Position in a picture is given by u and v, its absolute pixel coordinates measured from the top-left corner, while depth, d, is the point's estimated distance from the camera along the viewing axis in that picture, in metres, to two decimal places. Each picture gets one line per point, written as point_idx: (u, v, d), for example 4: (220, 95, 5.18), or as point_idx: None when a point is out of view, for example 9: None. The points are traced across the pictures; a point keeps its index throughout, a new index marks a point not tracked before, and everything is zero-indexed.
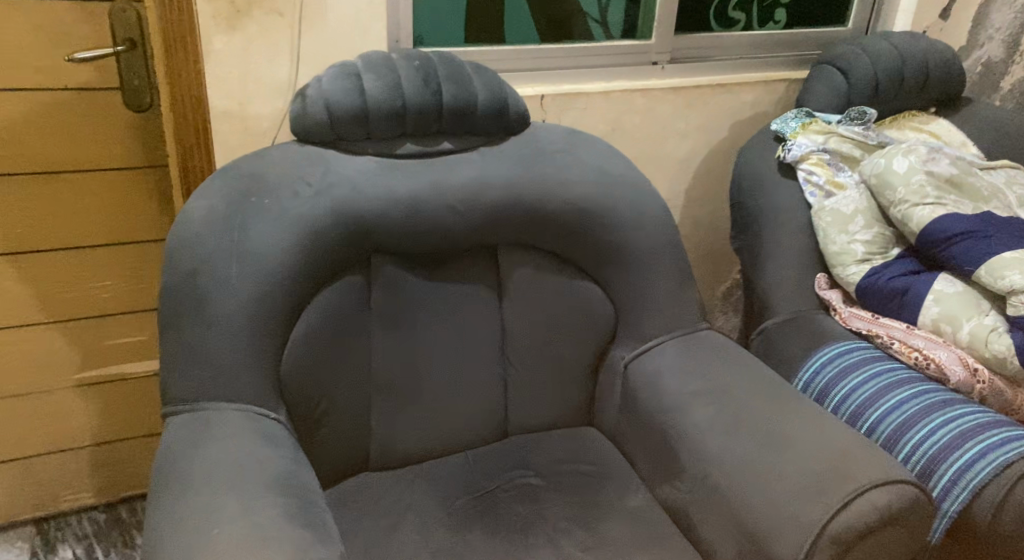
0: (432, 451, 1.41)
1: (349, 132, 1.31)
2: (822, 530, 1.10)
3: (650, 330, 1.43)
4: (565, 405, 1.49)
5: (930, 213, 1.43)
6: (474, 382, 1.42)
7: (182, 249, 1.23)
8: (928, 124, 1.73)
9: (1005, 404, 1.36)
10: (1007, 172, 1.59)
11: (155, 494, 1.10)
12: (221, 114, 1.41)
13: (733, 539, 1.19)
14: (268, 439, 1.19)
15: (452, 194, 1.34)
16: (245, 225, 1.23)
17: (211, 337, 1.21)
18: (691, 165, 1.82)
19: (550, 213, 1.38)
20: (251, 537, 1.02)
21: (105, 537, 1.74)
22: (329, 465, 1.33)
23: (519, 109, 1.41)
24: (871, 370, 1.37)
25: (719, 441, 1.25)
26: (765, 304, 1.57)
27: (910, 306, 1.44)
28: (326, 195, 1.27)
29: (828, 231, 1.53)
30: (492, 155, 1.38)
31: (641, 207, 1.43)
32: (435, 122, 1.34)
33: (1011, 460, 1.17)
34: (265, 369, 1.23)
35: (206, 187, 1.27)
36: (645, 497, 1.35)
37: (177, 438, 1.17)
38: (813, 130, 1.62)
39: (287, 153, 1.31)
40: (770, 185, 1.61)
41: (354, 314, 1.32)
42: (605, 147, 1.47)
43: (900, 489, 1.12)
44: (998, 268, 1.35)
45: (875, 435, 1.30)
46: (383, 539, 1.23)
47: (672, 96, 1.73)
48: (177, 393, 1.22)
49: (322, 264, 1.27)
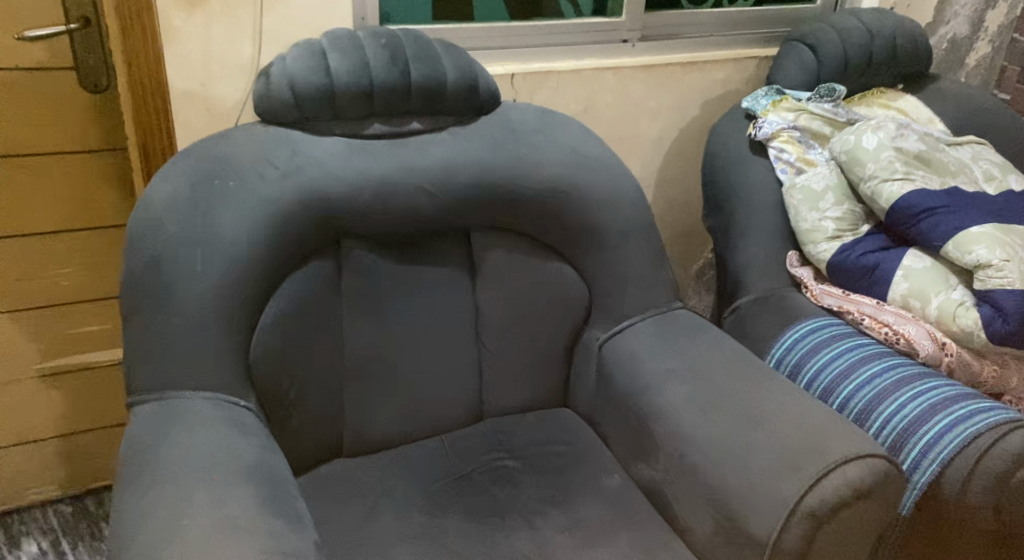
0: (406, 436, 1.40)
1: (316, 113, 1.28)
2: (796, 506, 1.11)
3: (624, 310, 1.43)
4: (541, 387, 1.48)
5: (899, 189, 1.43)
6: (448, 365, 1.40)
7: (145, 235, 1.19)
8: (895, 100, 1.74)
9: (973, 377, 1.38)
10: (974, 148, 1.60)
11: (122, 486, 1.07)
12: (182, 95, 1.37)
13: (709, 517, 1.20)
14: (238, 427, 1.17)
15: (423, 175, 1.31)
16: (211, 209, 1.20)
17: (177, 325, 1.18)
18: (663, 144, 1.82)
19: (522, 194, 1.36)
20: (223, 528, 1.00)
21: (72, 529, 1.70)
22: (301, 453, 1.31)
23: (490, 88, 1.39)
24: (842, 346, 1.38)
25: (694, 419, 1.25)
26: (737, 282, 1.57)
27: (880, 282, 1.45)
28: (294, 177, 1.24)
29: (799, 209, 1.53)
30: (463, 135, 1.36)
31: (615, 187, 1.42)
32: (403, 102, 1.31)
33: (979, 432, 1.18)
34: (234, 356, 1.21)
35: (168, 170, 1.24)
36: (621, 477, 1.35)
37: (144, 429, 1.14)
38: (784, 107, 1.62)
39: (251, 135, 1.27)
40: (741, 163, 1.61)
41: (324, 300, 1.29)
42: (578, 127, 1.46)
43: (873, 463, 1.13)
44: (965, 242, 1.36)
45: (847, 410, 1.32)
46: (358, 526, 1.21)
47: (644, 74, 1.72)
48: (144, 382, 1.19)
49: (290, 247, 1.24)
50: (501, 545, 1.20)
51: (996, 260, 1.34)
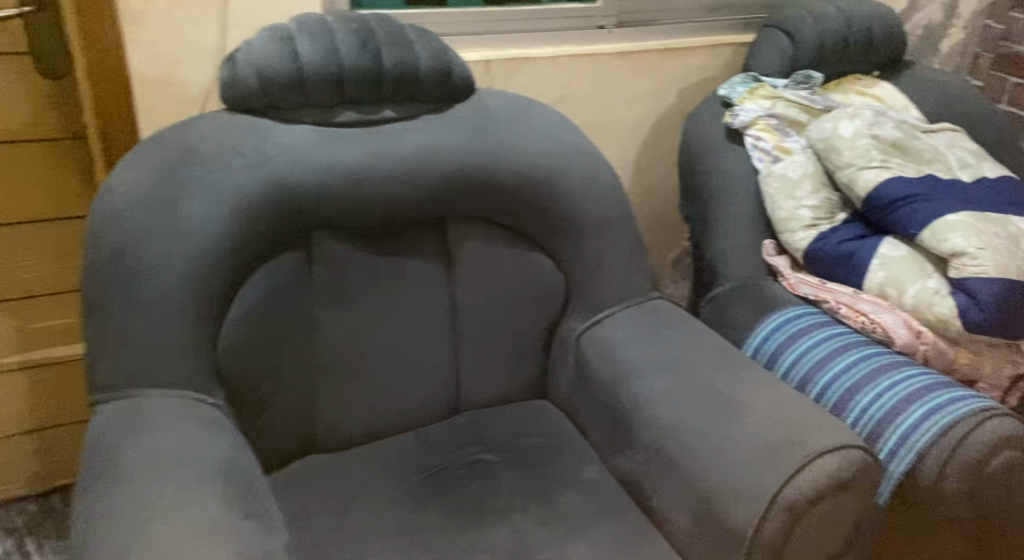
0: (380, 431, 1.37)
1: (284, 100, 1.24)
2: (774, 498, 1.10)
3: (601, 300, 1.41)
4: (518, 379, 1.47)
5: (875, 177, 1.43)
6: (423, 358, 1.38)
7: (107, 228, 1.15)
8: (872, 87, 1.72)
9: (948, 365, 1.38)
10: (949, 136, 1.60)
11: (85, 487, 1.04)
12: (145, 80, 1.32)
13: (687, 508, 1.19)
14: (207, 425, 1.14)
15: (395, 165, 1.28)
16: (175, 200, 1.16)
17: (142, 320, 1.14)
18: (640, 131, 1.80)
19: (498, 183, 1.34)
20: (191, 530, 0.97)
21: (37, 528, 1.65)
22: (273, 450, 1.28)
23: (464, 75, 1.35)
24: (819, 336, 1.37)
25: (673, 410, 1.23)
26: (714, 271, 1.56)
27: (856, 270, 1.45)
28: (262, 167, 1.20)
29: (776, 197, 1.52)
30: (438, 123, 1.33)
31: (592, 176, 1.40)
32: (375, 89, 1.28)
33: (955, 421, 1.18)
34: (202, 351, 1.17)
35: (131, 160, 1.19)
36: (599, 469, 1.33)
37: (107, 429, 1.10)
38: (761, 95, 1.61)
39: (217, 122, 1.23)
40: (718, 151, 1.59)
41: (295, 293, 1.26)
42: (555, 115, 1.43)
43: (850, 454, 1.12)
44: (941, 231, 1.35)
45: (823, 400, 1.31)
46: (332, 523, 1.19)
47: (620, 61, 1.69)
48: (108, 380, 1.15)
49: (259, 238, 1.21)
50: (478, 540, 1.18)
51: (971, 248, 1.33)
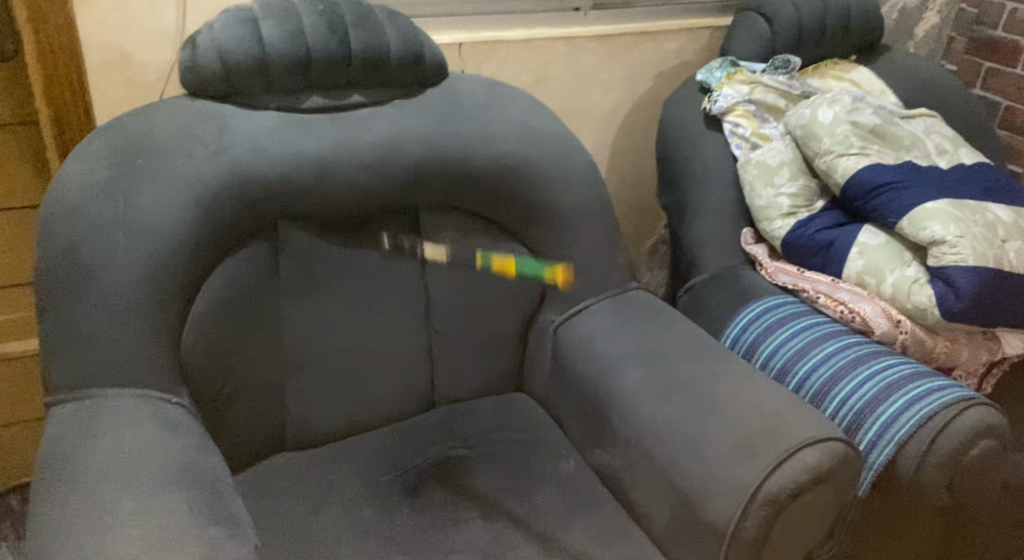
0: (352, 427, 1.33)
1: (248, 85, 1.19)
2: (755, 492, 1.06)
3: (578, 292, 1.39)
4: (494, 371, 1.43)
5: (854, 164, 1.41)
6: (397, 353, 1.34)
7: (60, 220, 1.10)
8: (850, 72, 1.71)
9: (926, 354, 1.36)
10: (926, 122, 1.58)
11: (40, 494, 0.98)
12: (99, 65, 1.27)
13: (665, 504, 1.17)
14: (168, 426, 1.08)
15: (365, 152, 1.23)
16: (133, 191, 1.10)
17: (97, 317, 1.09)
18: (616, 117, 1.77)
19: (472, 171, 1.30)
20: (150, 540, 0.92)
21: None
22: (239, 449, 1.23)
23: (436, 59, 1.31)
24: (798, 325, 1.35)
25: (650, 403, 1.21)
26: (691, 260, 1.54)
27: (834, 259, 1.43)
28: (223, 156, 1.15)
29: (754, 185, 1.50)
30: (409, 108, 1.28)
31: (569, 164, 1.36)
32: (344, 74, 1.23)
33: (935, 412, 1.15)
34: (163, 349, 1.12)
35: (85, 147, 1.14)
36: (577, 463, 1.31)
37: (63, 431, 1.05)
38: (738, 80, 1.58)
39: (176, 109, 1.18)
40: (695, 138, 1.57)
41: (260, 288, 1.21)
42: (531, 100, 1.40)
43: (832, 447, 1.09)
44: (920, 219, 1.34)
45: (803, 391, 1.29)
46: (302, 525, 1.15)
47: (595, 44, 1.66)
48: (63, 380, 1.09)
49: (221, 230, 1.16)
50: (453, 538, 1.15)
51: (950, 236, 1.31)
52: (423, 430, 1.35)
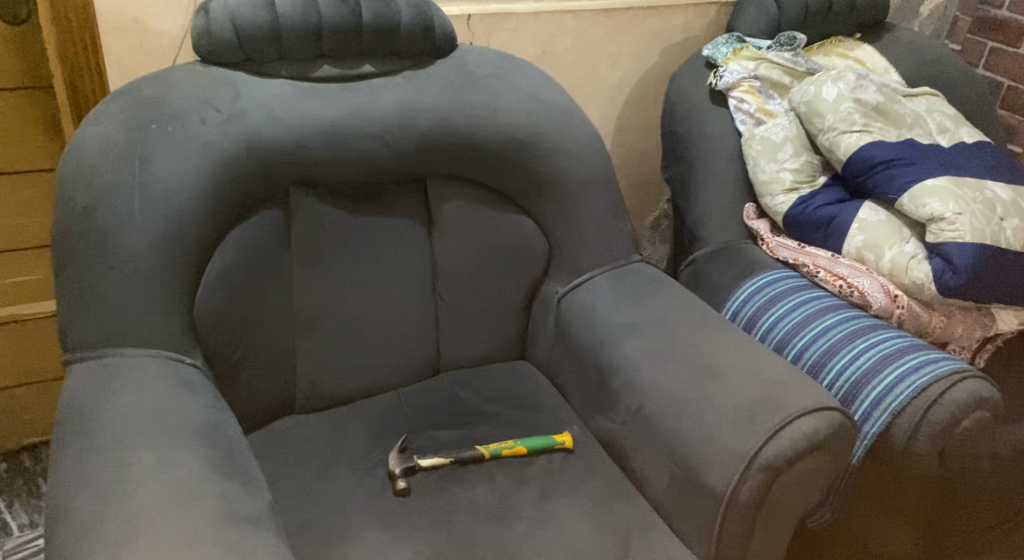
0: (360, 392, 1.36)
1: (261, 52, 1.20)
2: (753, 458, 1.10)
3: (582, 263, 1.41)
4: (498, 340, 1.46)
5: (857, 141, 1.42)
6: (404, 320, 1.37)
7: (77, 183, 1.12)
8: (854, 50, 1.73)
9: (922, 328, 1.39)
10: (928, 100, 1.60)
11: (62, 448, 1.01)
12: (113, 30, 1.28)
13: (663, 469, 1.20)
14: (183, 385, 1.11)
15: (376, 121, 1.25)
16: (149, 155, 1.13)
17: (115, 278, 1.11)
18: (622, 91, 1.79)
19: (481, 142, 1.31)
20: (170, 494, 0.95)
21: (8, 485, 1.62)
22: (250, 410, 1.26)
23: (446, 30, 1.32)
24: (797, 299, 1.38)
25: (652, 371, 1.23)
26: (694, 234, 1.57)
27: (835, 234, 1.45)
28: (237, 122, 1.17)
29: (758, 160, 1.52)
30: (419, 79, 1.30)
31: (575, 136, 1.38)
32: (355, 43, 1.24)
33: (929, 383, 1.18)
34: (177, 310, 1.15)
35: (101, 111, 1.16)
36: (579, 429, 1.34)
37: (82, 387, 1.08)
38: (744, 56, 1.60)
39: (191, 75, 1.20)
40: (700, 113, 1.59)
41: (272, 253, 1.24)
42: (538, 73, 1.41)
43: (829, 415, 1.12)
44: (920, 196, 1.36)
45: (800, 362, 1.31)
46: (313, 483, 1.18)
47: (603, 18, 1.67)
48: (81, 339, 1.12)
49: (235, 196, 1.18)
50: (457, 499, 1.19)
51: (949, 213, 1.33)
52: (429, 396, 1.38)
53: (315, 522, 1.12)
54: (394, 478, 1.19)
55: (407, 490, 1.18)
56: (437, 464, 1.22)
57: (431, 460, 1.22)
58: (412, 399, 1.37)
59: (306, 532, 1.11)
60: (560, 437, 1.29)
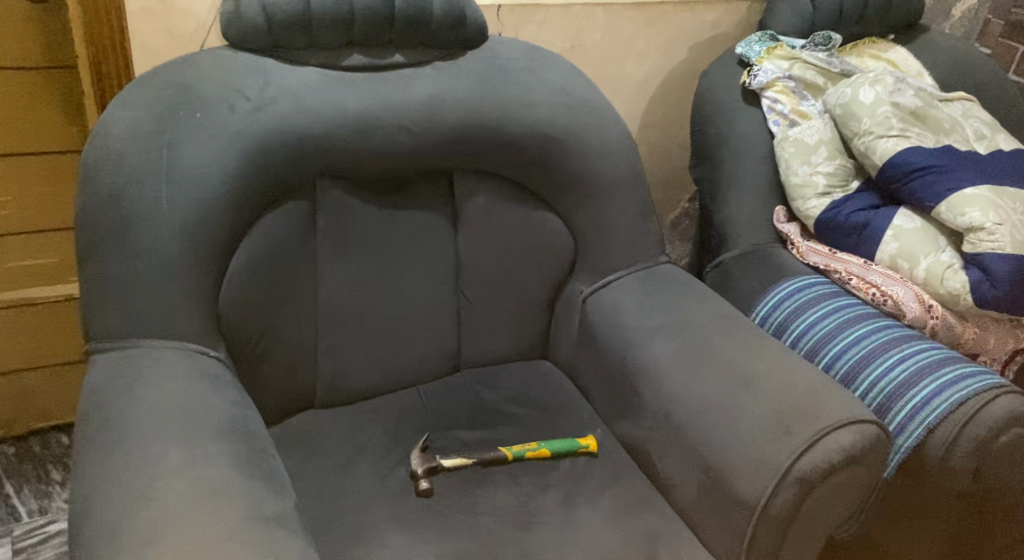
0: (381, 388, 1.34)
1: (290, 40, 1.17)
2: (787, 472, 1.07)
3: (609, 264, 1.38)
4: (520, 338, 1.44)
5: (894, 146, 1.39)
6: (427, 316, 1.34)
7: (103, 169, 1.09)
8: (886, 51, 1.69)
9: (955, 339, 1.37)
10: (964, 105, 1.56)
11: (84, 441, 0.99)
12: (139, 12, 1.25)
13: (691, 477, 1.17)
14: (207, 379, 1.09)
15: (406, 113, 1.22)
16: (176, 143, 1.10)
17: (139, 268, 1.09)
18: (649, 86, 1.76)
19: (511, 137, 1.28)
20: (196, 492, 0.92)
21: (18, 472, 1.60)
22: (271, 404, 1.24)
23: (478, 22, 1.28)
24: (829, 307, 1.35)
25: (682, 377, 1.21)
26: (722, 235, 1.54)
27: (868, 241, 1.42)
28: (266, 111, 1.14)
29: (791, 162, 1.49)
30: (450, 70, 1.27)
31: (606, 134, 1.35)
32: (387, 32, 1.21)
33: (966, 398, 1.15)
34: (200, 302, 1.12)
35: (127, 96, 1.13)
36: (602, 432, 1.32)
37: (104, 379, 1.05)
38: (778, 55, 1.56)
39: (218, 60, 1.16)
40: (731, 112, 1.56)
41: (297, 246, 1.21)
42: (570, 67, 1.38)
43: (864, 429, 1.09)
44: (958, 204, 1.33)
45: (832, 371, 1.29)
46: (334, 482, 1.16)
47: (633, 13, 1.64)
48: (103, 329, 1.10)
49: (262, 187, 1.15)
50: (481, 501, 1.16)
51: (989, 223, 1.30)
52: (450, 395, 1.35)
53: (336, 522, 1.10)
54: (416, 479, 1.17)
55: (429, 491, 1.16)
56: (459, 465, 1.20)
57: (454, 461, 1.20)
58: (433, 397, 1.34)
59: (327, 532, 1.09)
60: (583, 441, 1.27)
